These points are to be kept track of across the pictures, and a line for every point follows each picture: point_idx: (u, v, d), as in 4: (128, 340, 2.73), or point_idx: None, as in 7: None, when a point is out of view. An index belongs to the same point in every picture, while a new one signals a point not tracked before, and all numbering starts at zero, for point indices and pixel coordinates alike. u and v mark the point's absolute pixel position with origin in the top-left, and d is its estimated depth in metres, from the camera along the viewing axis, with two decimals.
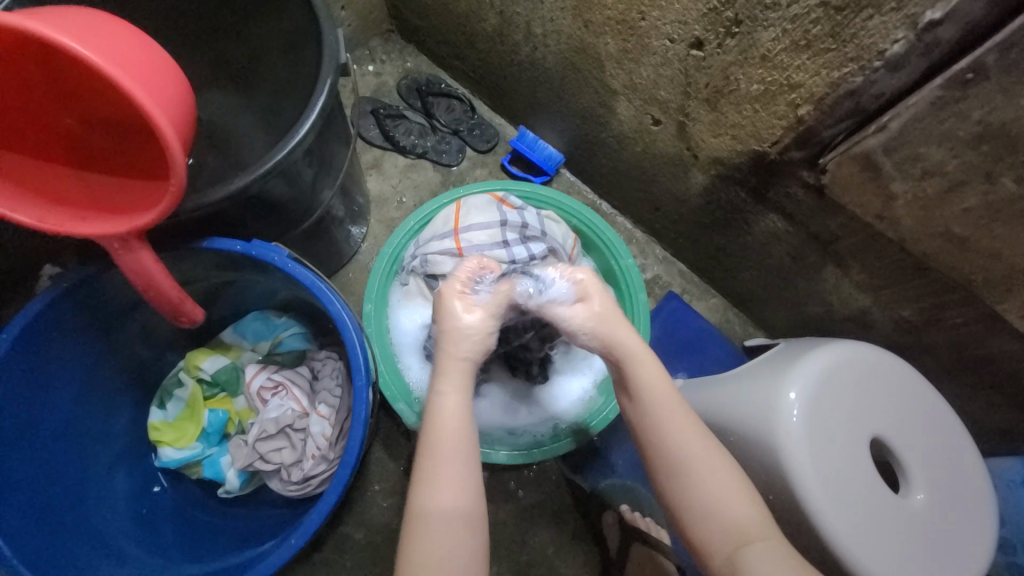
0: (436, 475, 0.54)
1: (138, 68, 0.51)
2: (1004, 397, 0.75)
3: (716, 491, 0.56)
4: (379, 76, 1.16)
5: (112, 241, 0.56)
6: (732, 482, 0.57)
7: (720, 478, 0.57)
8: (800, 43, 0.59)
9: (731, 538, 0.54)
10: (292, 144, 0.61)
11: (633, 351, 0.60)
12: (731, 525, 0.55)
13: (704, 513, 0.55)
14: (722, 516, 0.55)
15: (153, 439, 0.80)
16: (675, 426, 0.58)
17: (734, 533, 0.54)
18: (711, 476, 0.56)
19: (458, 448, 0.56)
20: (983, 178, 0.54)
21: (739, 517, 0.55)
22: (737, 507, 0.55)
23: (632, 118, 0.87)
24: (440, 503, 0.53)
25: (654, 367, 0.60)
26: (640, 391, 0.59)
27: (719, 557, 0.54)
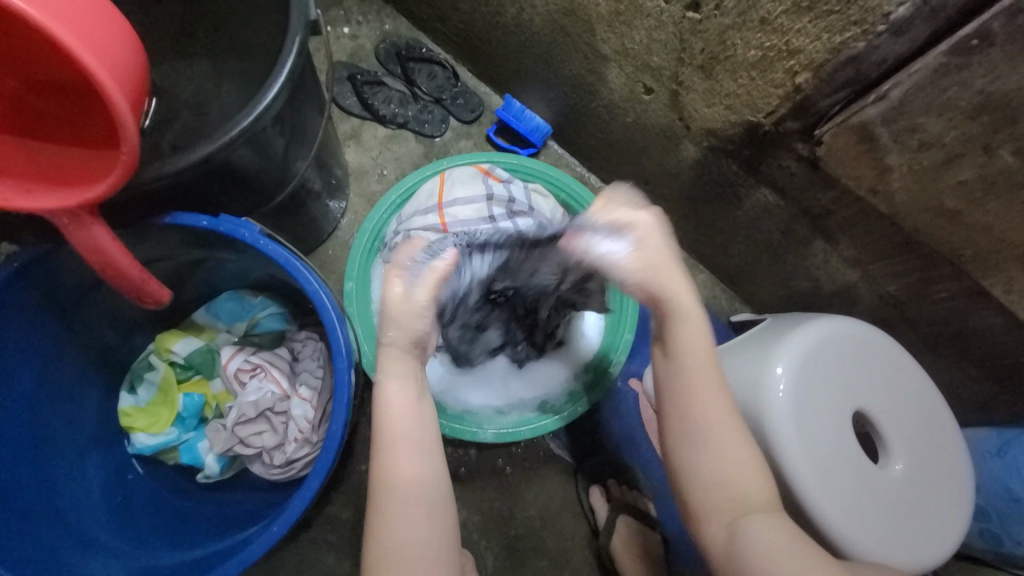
0: (393, 455, 0.53)
1: (79, 21, 0.45)
2: (981, 369, 0.77)
3: (731, 459, 0.56)
4: (355, 38, 1.08)
5: (62, 216, 0.51)
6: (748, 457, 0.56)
7: (739, 450, 0.56)
8: (801, 5, 0.55)
9: (735, 507, 0.54)
10: (259, 110, 0.56)
11: (679, 308, 0.59)
12: (738, 494, 0.55)
13: (710, 476, 0.56)
14: (731, 484, 0.55)
15: (125, 425, 0.77)
16: (703, 393, 0.58)
17: (739, 502, 0.54)
18: (729, 448, 0.56)
19: (418, 431, 0.55)
20: (981, 150, 0.53)
21: (750, 489, 0.55)
22: (752, 480, 0.55)
23: (623, 87, 0.83)
24: (401, 479, 0.53)
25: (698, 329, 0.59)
26: (681, 356, 0.59)
27: (719, 523, 0.54)
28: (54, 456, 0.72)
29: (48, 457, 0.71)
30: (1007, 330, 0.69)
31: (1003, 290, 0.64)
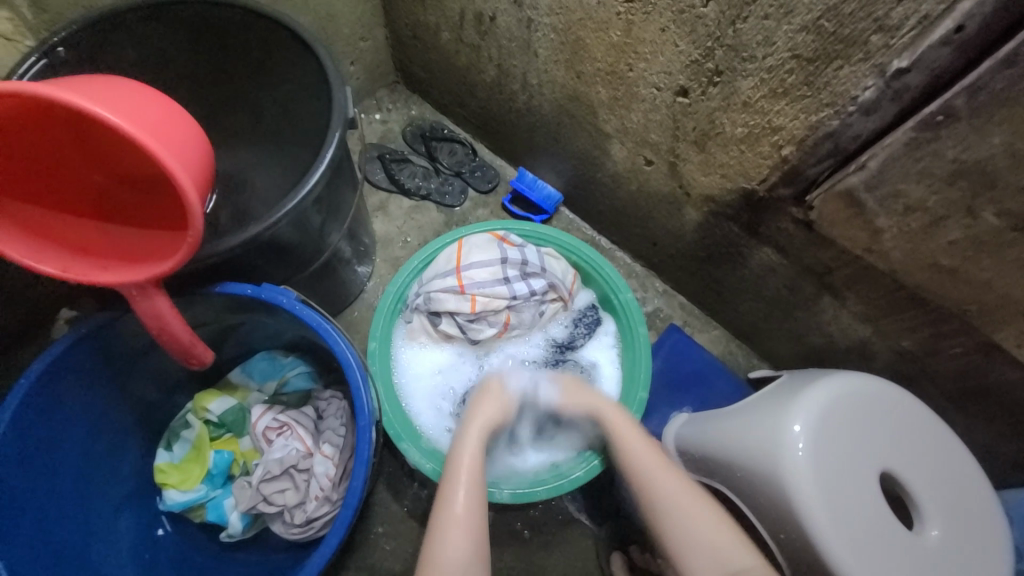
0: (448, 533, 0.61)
1: (159, 130, 0.55)
2: (1013, 427, 0.75)
3: (690, 519, 0.62)
4: (385, 123, 1.22)
5: (130, 287, 0.58)
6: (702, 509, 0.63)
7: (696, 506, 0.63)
8: (777, 91, 0.62)
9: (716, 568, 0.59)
10: (302, 193, 0.64)
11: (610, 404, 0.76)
12: (707, 547, 0.61)
13: (681, 538, 0.62)
14: (698, 541, 0.61)
15: (159, 482, 0.80)
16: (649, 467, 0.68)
17: (713, 553, 0.60)
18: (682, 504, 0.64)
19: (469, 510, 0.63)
20: (965, 212, 0.56)
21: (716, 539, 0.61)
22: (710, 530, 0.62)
23: (625, 159, 0.91)
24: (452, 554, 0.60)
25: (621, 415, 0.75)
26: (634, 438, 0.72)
27: None
28: (91, 513, 0.75)
29: (86, 513, 0.75)
30: None
31: (1017, 345, 0.63)
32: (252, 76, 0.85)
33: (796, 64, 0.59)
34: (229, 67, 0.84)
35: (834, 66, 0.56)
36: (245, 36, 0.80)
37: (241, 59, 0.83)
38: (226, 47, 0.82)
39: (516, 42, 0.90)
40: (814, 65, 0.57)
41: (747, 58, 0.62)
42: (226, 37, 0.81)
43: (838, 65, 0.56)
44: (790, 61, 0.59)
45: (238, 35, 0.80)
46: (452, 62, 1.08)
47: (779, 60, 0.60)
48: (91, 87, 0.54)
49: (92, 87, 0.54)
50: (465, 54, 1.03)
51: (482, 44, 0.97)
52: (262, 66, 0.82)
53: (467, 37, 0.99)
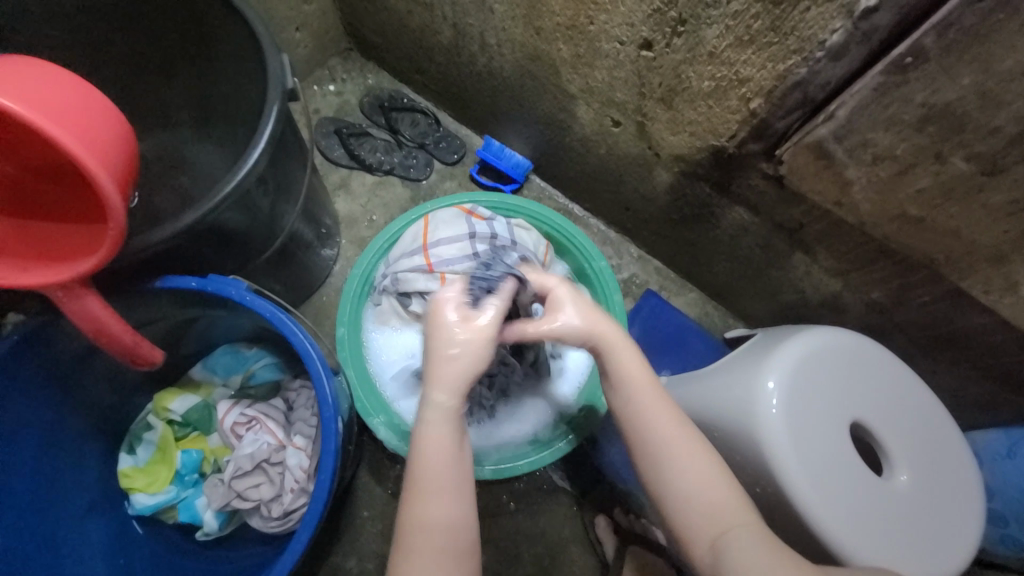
0: (426, 494, 0.54)
1: (67, 113, 0.49)
2: (979, 370, 0.76)
3: (697, 481, 0.57)
4: (340, 95, 1.15)
5: (55, 289, 0.54)
6: (716, 477, 0.58)
7: (712, 475, 0.58)
8: (743, 39, 0.59)
9: (712, 524, 0.55)
10: (241, 175, 0.59)
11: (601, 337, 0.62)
12: (712, 511, 0.56)
13: (681, 499, 0.57)
14: (700, 504, 0.56)
15: (125, 486, 0.78)
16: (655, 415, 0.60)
17: (716, 519, 0.55)
18: (694, 472, 0.58)
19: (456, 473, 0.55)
20: (934, 159, 0.55)
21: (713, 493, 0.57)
22: (717, 494, 0.57)
23: (593, 121, 0.87)
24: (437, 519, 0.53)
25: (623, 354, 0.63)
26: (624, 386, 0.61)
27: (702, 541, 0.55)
28: (57, 521, 0.73)
29: (53, 521, 0.72)
30: (995, 329, 0.68)
31: (982, 290, 0.64)
32: (181, 48, 0.77)
33: (761, 8, 0.55)
34: (155, 38, 0.77)
35: (801, 8, 0.53)
36: (168, 3, 0.72)
37: (166, 29, 0.75)
38: (148, 16, 0.74)
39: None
40: (781, 8, 0.54)
41: (711, 3, 0.58)
42: (146, 4, 0.73)
43: (805, 7, 0.52)
44: (755, 5, 0.55)
45: (159, 1, 0.72)
46: (405, 24, 1.00)
47: (743, 4, 0.56)
48: None
49: None
50: (418, 14, 0.96)
51: (434, 2, 0.90)
52: (190, 35, 0.75)
53: None
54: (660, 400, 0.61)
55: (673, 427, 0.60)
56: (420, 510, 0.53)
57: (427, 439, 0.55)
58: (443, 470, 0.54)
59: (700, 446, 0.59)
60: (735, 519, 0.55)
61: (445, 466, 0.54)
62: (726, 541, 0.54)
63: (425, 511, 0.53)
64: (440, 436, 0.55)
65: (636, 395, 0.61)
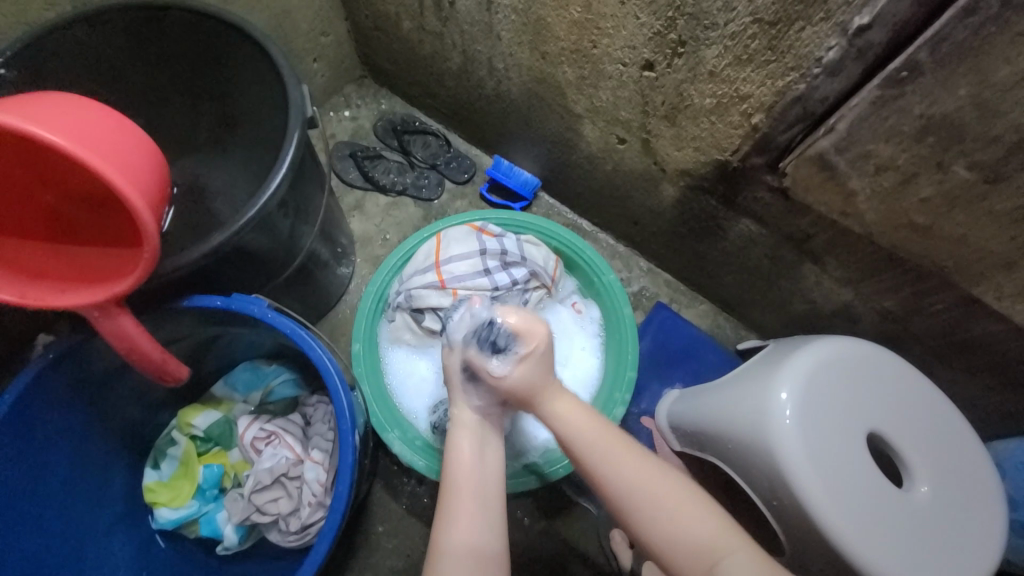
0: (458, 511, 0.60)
1: (103, 144, 0.52)
2: (999, 379, 0.75)
3: (672, 516, 0.57)
4: (355, 120, 1.20)
5: (92, 309, 0.57)
6: (690, 509, 0.57)
7: (692, 506, 0.58)
8: (742, 58, 0.61)
9: (701, 562, 0.55)
10: (264, 198, 0.63)
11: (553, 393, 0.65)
12: (697, 547, 0.55)
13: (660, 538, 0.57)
14: (680, 540, 0.56)
15: (149, 500, 0.80)
16: (613, 461, 0.61)
17: (703, 554, 0.55)
18: (665, 505, 0.58)
19: (479, 490, 0.61)
20: (936, 167, 0.56)
21: (690, 526, 0.56)
22: (699, 523, 0.56)
23: (599, 139, 0.89)
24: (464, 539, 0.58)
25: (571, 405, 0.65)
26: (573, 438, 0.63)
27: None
28: (83, 536, 0.75)
29: (79, 536, 0.74)
30: (1011, 336, 0.68)
31: (995, 297, 0.63)
32: (209, 81, 0.82)
33: (758, 28, 0.57)
34: (187, 71, 0.82)
35: (796, 28, 0.55)
36: (197, 39, 0.77)
37: (195, 65, 0.80)
38: (179, 52, 0.79)
39: (478, 25, 0.88)
40: (776, 29, 0.56)
41: (709, 26, 0.60)
42: (176, 40, 0.78)
43: (800, 27, 0.55)
44: (752, 26, 0.58)
45: (189, 37, 0.77)
46: (417, 51, 1.05)
47: (741, 25, 0.58)
48: (31, 104, 0.52)
49: (29, 105, 0.51)
50: (429, 43, 1.00)
51: (444, 31, 0.95)
52: (217, 68, 0.80)
53: (428, 24, 0.96)
54: (611, 440, 0.62)
55: (635, 464, 0.60)
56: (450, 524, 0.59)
57: (462, 456, 0.64)
58: (481, 488, 0.61)
59: (670, 480, 0.60)
60: (726, 546, 0.55)
61: (480, 486, 0.62)
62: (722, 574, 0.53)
63: (457, 527, 0.59)
64: (475, 457, 0.64)
65: (588, 437, 0.62)
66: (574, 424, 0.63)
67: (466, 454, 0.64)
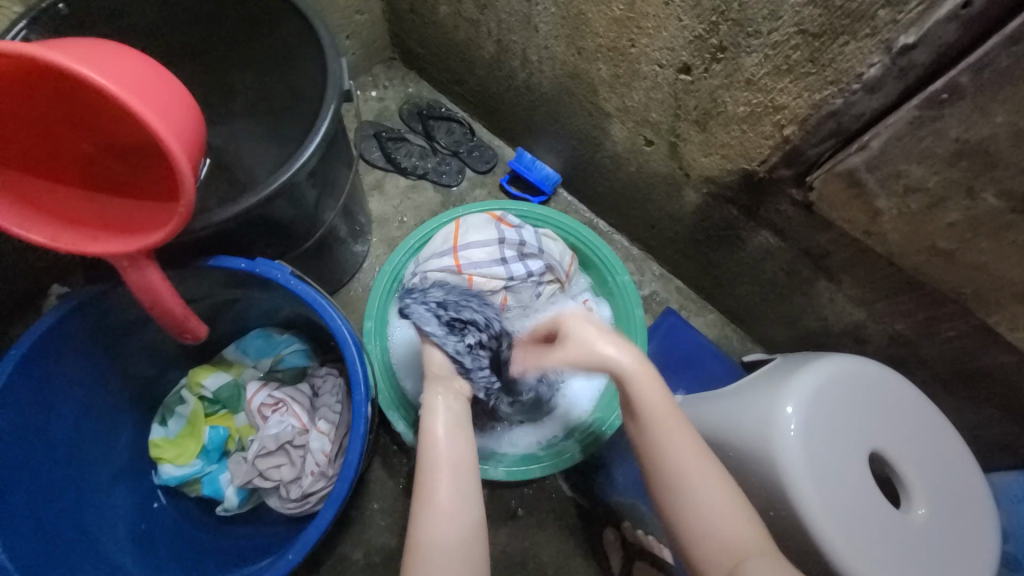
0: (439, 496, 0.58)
1: (148, 95, 0.53)
2: (1003, 410, 0.75)
3: (711, 504, 0.59)
4: (381, 101, 1.20)
5: (121, 259, 0.58)
6: (734, 506, 0.59)
7: (734, 506, 0.58)
8: (781, 68, 0.61)
9: (728, 556, 0.56)
10: (297, 166, 0.63)
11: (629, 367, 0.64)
12: (729, 543, 0.57)
13: (692, 519, 0.59)
14: (714, 530, 0.57)
15: (154, 456, 0.81)
16: (672, 442, 0.62)
17: (732, 550, 0.56)
18: (711, 495, 0.59)
19: (458, 472, 0.60)
20: (965, 193, 0.56)
21: (729, 521, 0.57)
22: (732, 518, 0.58)
23: (626, 139, 0.89)
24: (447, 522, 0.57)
25: (652, 383, 0.64)
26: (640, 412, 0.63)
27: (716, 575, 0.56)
28: (86, 486, 0.75)
29: (82, 485, 0.75)
30: (1021, 369, 0.68)
31: (1009, 327, 0.64)
32: (246, 47, 0.82)
33: (801, 39, 0.58)
34: (225, 35, 0.82)
35: (840, 42, 0.55)
36: (238, 4, 0.78)
37: (234, 30, 0.81)
38: (219, 15, 0.80)
39: (516, 15, 0.88)
40: (820, 41, 0.56)
41: (752, 33, 0.61)
42: (218, 3, 0.78)
43: (844, 41, 0.55)
44: (795, 37, 0.58)
45: (231, 1, 0.77)
46: (450, 37, 1.05)
47: (784, 35, 0.59)
48: (81, 48, 0.52)
49: (79, 49, 0.51)
50: (464, 30, 1.01)
51: (481, 18, 0.95)
52: (256, 34, 0.80)
53: (465, 10, 0.96)
54: (677, 422, 0.63)
55: (691, 452, 0.61)
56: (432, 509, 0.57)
57: (439, 437, 0.62)
58: (458, 469, 0.60)
59: (716, 475, 0.61)
60: (751, 549, 0.56)
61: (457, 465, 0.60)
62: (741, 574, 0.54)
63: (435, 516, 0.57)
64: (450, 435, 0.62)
65: (655, 414, 0.63)
66: (641, 399, 0.63)
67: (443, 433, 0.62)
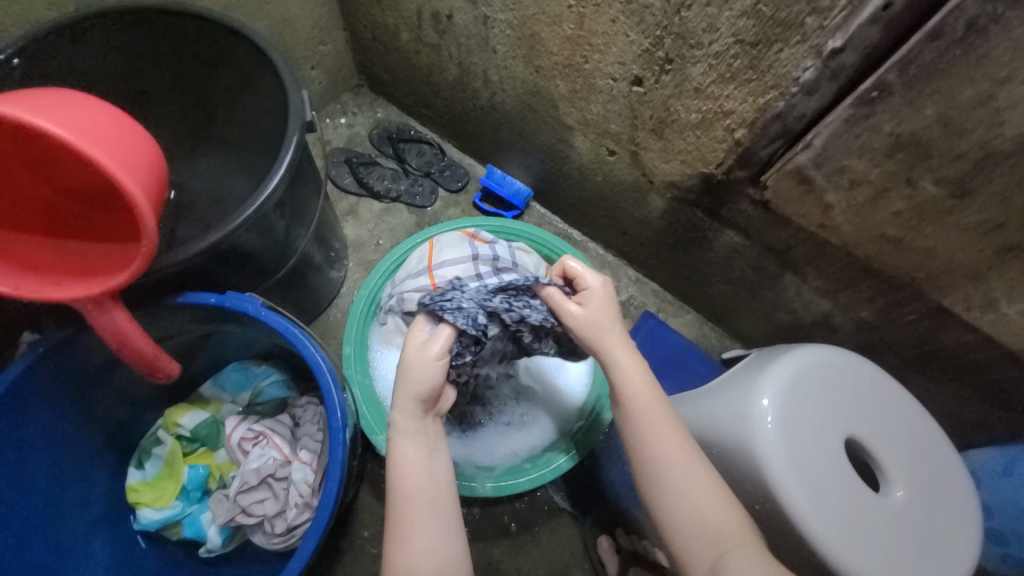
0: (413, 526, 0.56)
1: (106, 140, 0.53)
2: (970, 387, 0.78)
3: (700, 499, 0.59)
4: (351, 127, 1.21)
5: (85, 303, 0.57)
6: (714, 492, 0.60)
7: (716, 496, 0.59)
8: (725, 76, 0.64)
9: (714, 545, 0.57)
10: (262, 198, 0.64)
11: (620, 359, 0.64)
12: (714, 531, 0.58)
13: (679, 516, 0.59)
14: (699, 520, 0.58)
15: (132, 501, 0.79)
16: (658, 433, 0.62)
17: (718, 538, 0.57)
18: (692, 484, 0.60)
19: (434, 499, 0.57)
20: (906, 182, 0.59)
21: (712, 509, 0.59)
22: (718, 512, 0.58)
23: (589, 151, 0.92)
24: (422, 554, 0.55)
25: (640, 372, 0.64)
26: (627, 400, 0.63)
27: (703, 563, 0.57)
28: (62, 538, 0.73)
29: (59, 538, 0.73)
30: (981, 346, 0.71)
31: (964, 307, 0.66)
32: (209, 84, 0.84)
33: (740, 48, 0.61)
34: (188, 75, 0.83)
35: (775, 49, 0.58)
36: (199, 45, 0.79)
37: (195, 67, 0.82)
38: (179, 54, 0.80)
39: (474, 39, 0.91)
40: (757, 49, 0.60)
41: (694, 45, 0.64)
42: (178, 43, 0.79)
43: (778, 48, 0.58)
44: (734, 46, 0.61)
45: (190, 41, 0.79)
46: (414, 63, 1.07)
47: (724, 45, 0.61)
48: (35, 99, 0.52)
49: (34, 99, 0.52)
50: (426, 54, 1.03)
51: (441, 43, 0.97)
52: (218, 71, 0.81)
53: (426, 36, 0.99)
54: (665, 417, 0.63)
55: (676, 442, 0.62)
56: (404, 542, 0.55)
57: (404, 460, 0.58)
58: (433, 496, 0.57)
59: (698, 461, 0.61)
60: (736, 538, 0.57)
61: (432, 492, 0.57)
62: (726, 564, 0.55)
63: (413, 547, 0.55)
64: (424, 461, 0.58)
65: (643, 412, 0.63)
66: (626, 387, 0.64)
67: (413, 457, 0.57)
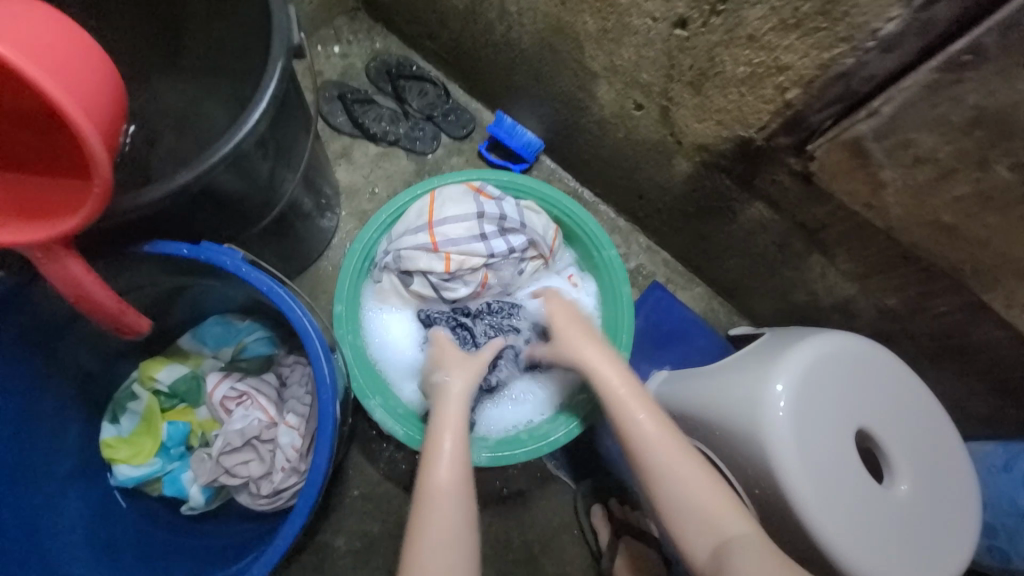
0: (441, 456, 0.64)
1: (45, 54, 0.45)
2: (985, 383, 0.76)
3: (691, 486, 0.60)
4: (345, 57, 1.08)
5: (33, 249, 0.50)
6: (708, 481, 0.60)
7: (705, 483, 0.60)
8: (788, 22, 0.55)
9: (711, 536, 0.57)
10: (240, 135, 0.55)
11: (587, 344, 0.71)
12: (708, 520, 0.58)
13: (677, 506, 0.60)
14: (694, 509, 0.59)
15: (106, 457, 0.75)
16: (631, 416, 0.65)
17: (711, 523, 0.58)
18: (679, 475, 0.61)
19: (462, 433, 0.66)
20: (977, 165, 0.52)
21: (700, 492, 0.60)
22: (712, 499, 0.59)
23: (613, 103, 0.82)
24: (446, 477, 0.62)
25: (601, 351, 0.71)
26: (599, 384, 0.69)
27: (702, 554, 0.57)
28: (34, 490, 0.70)
29: (30, 489, 0.69)
30: (1010, 345, 0.67)
31: (1004, 305, 0.62)
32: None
33: None
34: None
35: None
36: None
37: None
38: None
39: None
40: None
41: None
42: None
43: None
44: None
45: None
46: None
47: None
48: None
49: None
50: None
51: None
52: None
53: None
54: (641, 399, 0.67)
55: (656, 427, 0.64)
56: (432, 465, 0.63)
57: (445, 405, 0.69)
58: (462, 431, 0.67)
59: (684, 446, 0.63)
60: (735, 529, 0.57)
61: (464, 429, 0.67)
62: (727, 551, 0.55)
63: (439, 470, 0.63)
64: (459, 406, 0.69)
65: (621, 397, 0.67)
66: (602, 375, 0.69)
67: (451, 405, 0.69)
